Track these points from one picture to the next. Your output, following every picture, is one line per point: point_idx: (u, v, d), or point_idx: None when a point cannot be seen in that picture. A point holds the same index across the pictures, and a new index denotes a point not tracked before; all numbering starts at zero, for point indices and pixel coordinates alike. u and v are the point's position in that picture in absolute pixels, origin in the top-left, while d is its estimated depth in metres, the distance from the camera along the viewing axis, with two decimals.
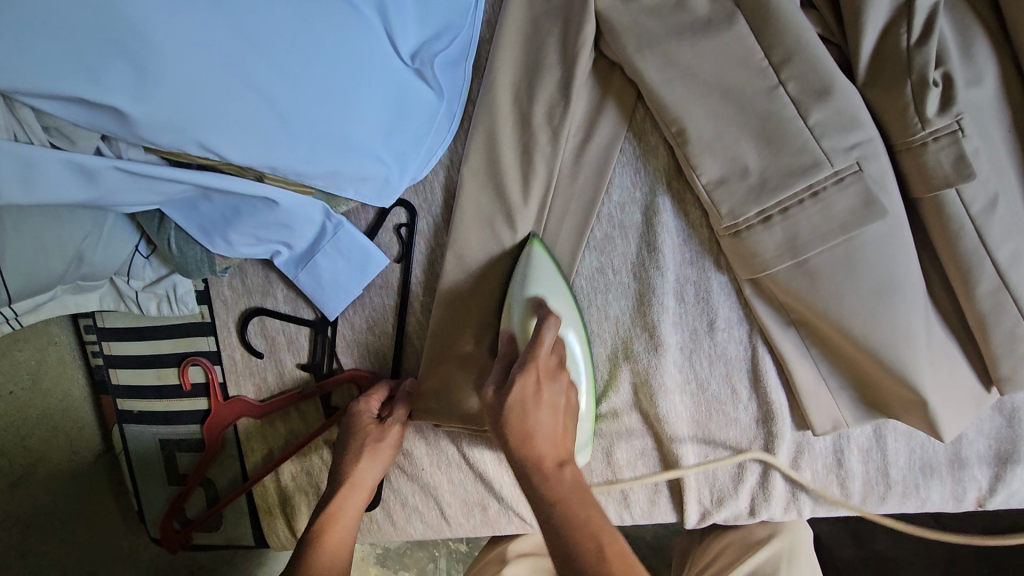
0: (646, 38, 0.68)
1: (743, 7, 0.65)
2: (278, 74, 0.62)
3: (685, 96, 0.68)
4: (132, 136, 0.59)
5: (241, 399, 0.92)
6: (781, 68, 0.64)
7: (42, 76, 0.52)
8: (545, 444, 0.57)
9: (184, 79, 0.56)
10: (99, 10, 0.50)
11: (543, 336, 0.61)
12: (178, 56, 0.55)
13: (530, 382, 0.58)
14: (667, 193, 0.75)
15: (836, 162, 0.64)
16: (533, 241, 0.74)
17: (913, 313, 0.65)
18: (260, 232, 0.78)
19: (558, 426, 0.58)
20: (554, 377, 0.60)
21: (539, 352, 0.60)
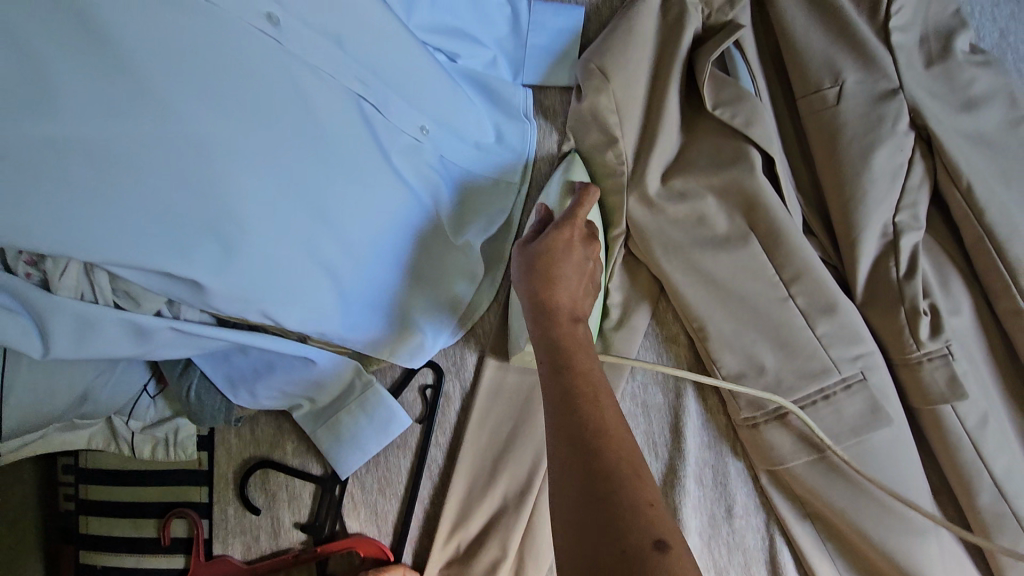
0: (671, 245, 0.78)
1: (755, 230, 0.75)
2: (343, 249, 0.68)
3: (702, 298, 0.77)
4: (200, 302, 0.60)
5: (224, 560, 0.86)
6: (790, 283, 0.74)
7: (130, 251, 0.53)
8: (565, 288, 0.59)
9: (264, 255, 0.60)
10: (205, 197, 0.55)
11: (588, 200, 0.65)
12: (263, 236, 0.59)
13: (565, 238, 0.62)
14: (689, 379, 0.80)
15: (843, 370, 0.71)
16: (574, 152, 0.84)
17: (923, 517, 0.69)
18: (288, 385, 0.78)
19: (579, 286, 0.61)
20: (586, 242, 0.63)
21: (578, 212, 0.64)
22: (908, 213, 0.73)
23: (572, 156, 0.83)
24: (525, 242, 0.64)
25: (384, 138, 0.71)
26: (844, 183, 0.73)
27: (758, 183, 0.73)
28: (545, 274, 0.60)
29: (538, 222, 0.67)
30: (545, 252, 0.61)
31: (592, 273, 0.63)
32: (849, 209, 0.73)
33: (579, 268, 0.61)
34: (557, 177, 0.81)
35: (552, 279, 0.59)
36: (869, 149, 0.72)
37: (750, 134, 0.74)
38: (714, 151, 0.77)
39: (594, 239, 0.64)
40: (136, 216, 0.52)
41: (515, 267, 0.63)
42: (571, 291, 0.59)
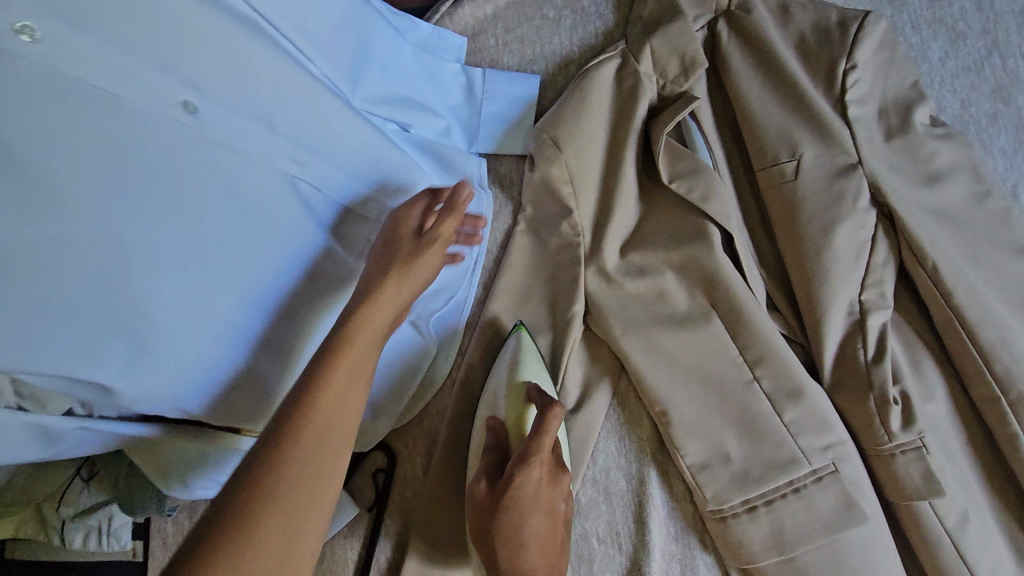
0: (630, 323, 0.74)
1: (717, 308, 0.72)
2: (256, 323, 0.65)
3: (665, 381, 0.72)
4: (110, 402, 0.57)
5: None
6: (754, 365, 0.70)
7: (31, 359, 0.49)
8: (534, 551, 0.58)
9: (179, 348, 0.57)
10: (114, 299, 0.51)
11: (549, 431, 0.60)
12: (176, 329, 0.56)
13: (530, 493, 0.59)
14: (653, 464, 0.75)
15: (814, 460, 0.67)
16: (520, 326, 0.76)
17: None
18: (221, 473, 0.74)
19: (550, 535, 0.59)
20: (553, 479, 0.61)
21: (541, 446, 0.59)
22: (874, 291, 0.70)
23: (519, 332, 0.75)
24: (486, 486, 0.61)
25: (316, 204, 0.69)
26: (807, 260, 0.70)
27: (717, 261, 0.71)
28: (509, 541, 0.58)
29: (495, 459, 0.64)
30: (508, 516, 0.58)
31: (560, 515, 0.61)
32: (812, 287, 0.70)
33: (546, 501, 0.60)
34: (506, 361, 0.73)
35: (517, 544, 0.58)
36: (829, 225, 0.70)
37: (708, 210, 0.72)
38: (672, 227, 0.75)
39: (559, 467, 0.63)
40: (35, 319, 0.47)
41: (472, 514, 0.61)
42: (540, 546, 0.58)
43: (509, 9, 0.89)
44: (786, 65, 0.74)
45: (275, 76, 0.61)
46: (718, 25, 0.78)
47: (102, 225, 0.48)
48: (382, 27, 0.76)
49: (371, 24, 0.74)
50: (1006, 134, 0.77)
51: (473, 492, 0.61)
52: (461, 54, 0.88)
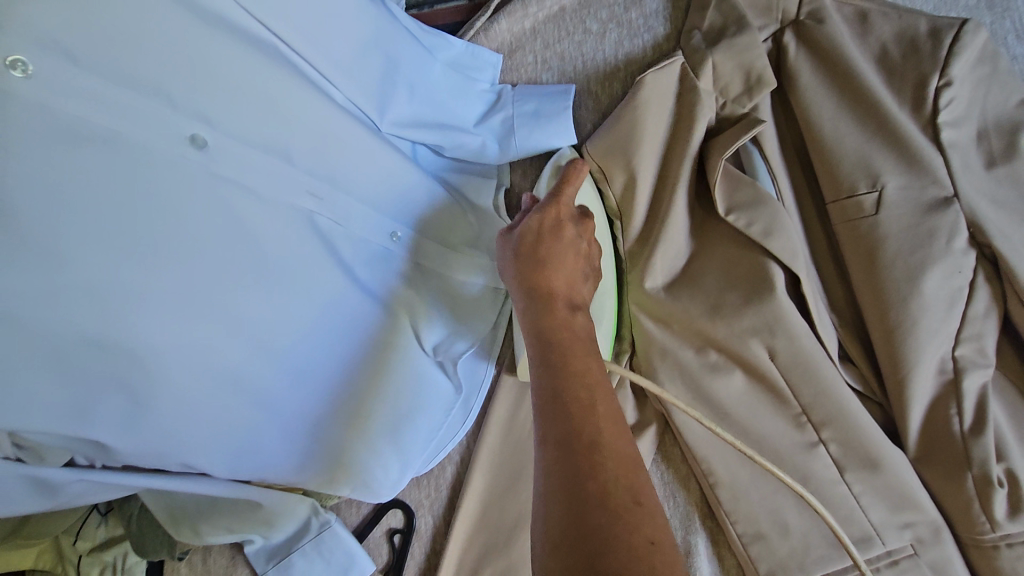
0: (676, 369, 0.66)
1: (779, 359, 0.62)
2: (255, 350, 0.56)
3: (713, 442, 0.64)
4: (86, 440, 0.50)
5: None
6: (820, 426, 0.61)
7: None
8: (559, 275, 0.53)
9: (152, 369, 0.49)
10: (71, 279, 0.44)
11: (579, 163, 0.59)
12: (153, 341, 0.48)
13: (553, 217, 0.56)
14: (702, 532, 0.66)
15: (889, 540, 0.58)
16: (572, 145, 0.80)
17: None
18: (235, 525, 0.68)
19: (578, 272, 0.54)
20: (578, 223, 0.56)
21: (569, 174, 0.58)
22: (972, 347, 0.59)
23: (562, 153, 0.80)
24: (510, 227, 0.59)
25: (326, 221, 0.59)
26: (889, 310, 0.60)
27: (780, 305, 0.62)
28: (533, 256, 0.53)
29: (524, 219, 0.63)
30: (539, 239, 0.54)
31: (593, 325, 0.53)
32: (895, 341, 0.60)
33: (575, 256, 0.54)
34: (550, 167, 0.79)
35: (540, 257, 0.53)
36: (918, 269, 0.60)
37: (768, 247, 0.63)
38: (726, 264, 0.67)
39: (587, 279, 0.56)
40: (19, 375, 0.44)
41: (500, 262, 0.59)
42: (566, 276, 0.53)
43: (548, 22, 0.82)
44: (864, 83, 0.65)
45: (291, 101, 0.55)
46: (785, 36, 0.69)
47: (111, 279, 0.46)
48: (410, 42, 0.67)
49: (399, 40, 0.66)
50: None
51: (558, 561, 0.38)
52: (495, 72, 0.80)
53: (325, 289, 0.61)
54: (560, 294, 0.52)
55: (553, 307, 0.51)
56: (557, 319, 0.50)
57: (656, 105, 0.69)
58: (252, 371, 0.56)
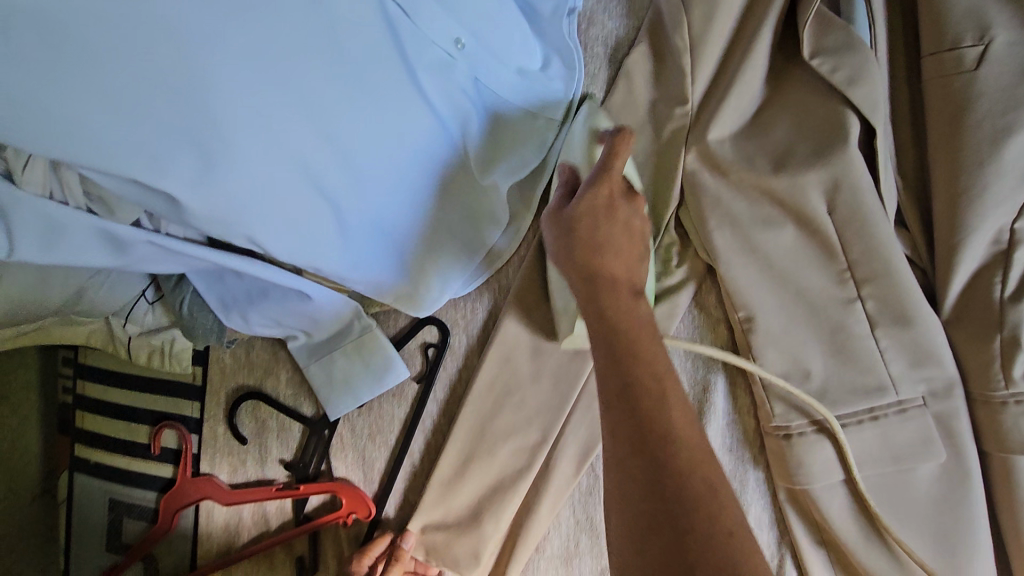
0: (728, 218, 0.66)
1: (836, 214, 0.62)
2: (320, 136, 0.55)
3: (756, 284, 0.66)
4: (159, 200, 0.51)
5: (208, 479, 0.82)
6: (862, 282, 0.62)
7: (70, 115, 0.43)
8: (614, 260, 0.50)
9: (221, 130, 0.48)
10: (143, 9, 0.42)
11: (621, 152, 0.51)
12: (221, 100, 0.47)
13: (607, 198, 0.51)
14: (722, 373, 0.70)
15: (901, 391, 0.62)
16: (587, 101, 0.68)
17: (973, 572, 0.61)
18: (282, 316, 0.72)
19: (632, 253, 0.51)
20: (628, 195, 0.52)
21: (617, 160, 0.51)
22: None
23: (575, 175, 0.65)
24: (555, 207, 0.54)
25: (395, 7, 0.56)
26: (962, 174, 0.59)
27: (850, 159, 0.60)
28: (588, 246, 0.51)
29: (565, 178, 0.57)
30: (587, 225, 0.51)
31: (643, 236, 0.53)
32: (959, 206, 0.59)
33: (630, 241, 0.51)
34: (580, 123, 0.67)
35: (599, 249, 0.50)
36: (1003, 134, 0.58)
37: (851, 96, 0.60)
38: (801, 114, 0.64)
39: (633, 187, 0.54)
40: (94, 105, 0.44)
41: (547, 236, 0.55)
42: (624, 263, 0.51)
43: None
44: None
45: None
46: None
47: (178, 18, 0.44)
48: None
49: None
50: None
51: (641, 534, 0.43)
52: None
53: (390, 86, 0.59)
54: (623, 280, 0.50)
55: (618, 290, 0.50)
56: (632, 320, 0.48)
57: None
58: (316, 159, 0.56)
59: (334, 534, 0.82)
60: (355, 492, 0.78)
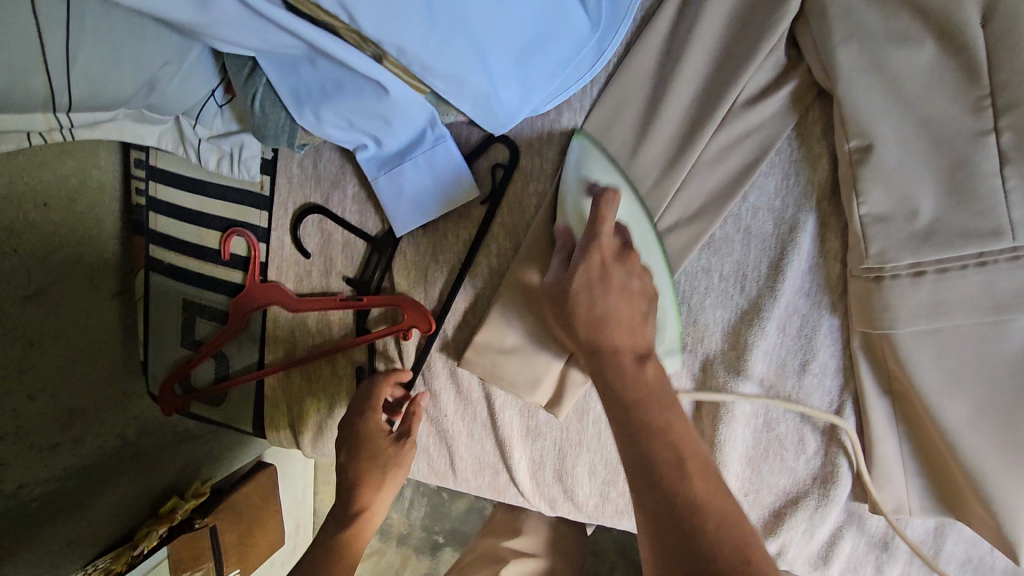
0: (855, 31, 0.59)
1: (989, 27, 0.55)
2: None
3: (875, 109, 0.59)
4: None
5: (275, 286, 0.85)
6: (1000, 112, 0.55)
7: None
8: (619, 330, 0.52)
9: None
10: None
11: (604, 216, 0.57)
12: None
13: (599, 262, 0.55)
14: (813, 213, 0.66)
15: (1020, 237, 0.56)
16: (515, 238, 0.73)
17: None
18: (356, 117, 0.70)
19: (633, 319, 0.53)
20: (621, 258, 0.56)
21: (601, 232, 0.56)
22: None
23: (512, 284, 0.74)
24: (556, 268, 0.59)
25: None
26: None
27: None
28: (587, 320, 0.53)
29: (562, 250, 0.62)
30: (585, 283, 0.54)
31: (643, 296, 0.55)
32: None
33: (629, 301, 0.53)
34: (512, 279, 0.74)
35: (596, 321, 0.53)
36: None
37: None
38: None
39: (628, 249, 0.57)
40: None
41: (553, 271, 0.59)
42: (626, 332, 0.52)
43: None
44: None
45: None
46: None
47: None
48: None
49: None
50: None
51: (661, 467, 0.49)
52: None
53: None
54: (626, 345, 0.52)
55: (621, 362, 0.51)
56: (623, 370, 0.51)
57: None
58: None
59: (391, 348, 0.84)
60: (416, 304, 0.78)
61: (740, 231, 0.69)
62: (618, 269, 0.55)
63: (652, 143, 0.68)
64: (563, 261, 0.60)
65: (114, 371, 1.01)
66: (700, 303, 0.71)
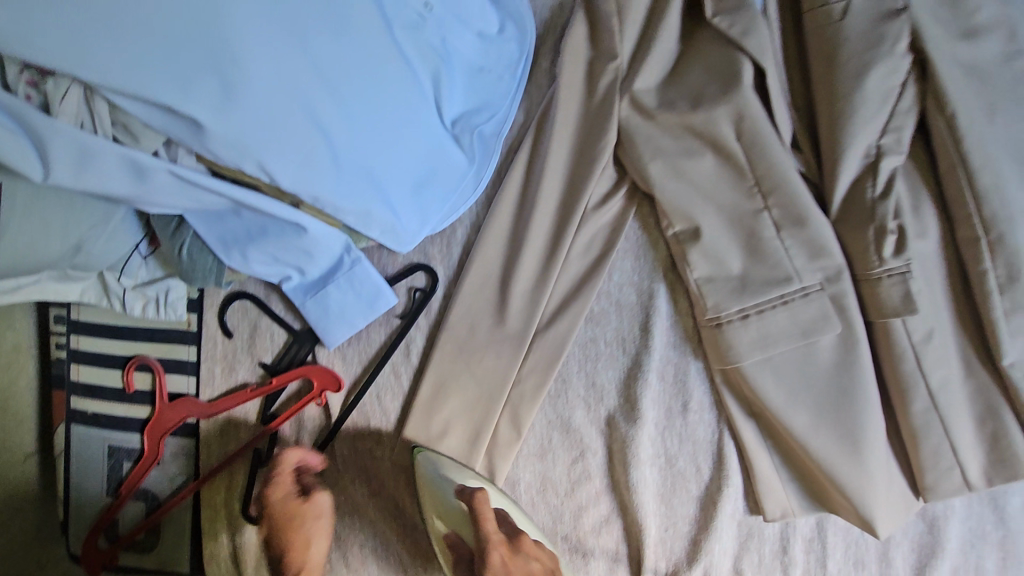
0: (657, 149, 0.79)
1: (741, 138, 0.76)
2: (321, 79, 0.64)
3: (684, 203, 0.78)
4: (195, 143, 0.62)
5: (184, 398, 0.89)
6: (767, 194, 0.76)
7: (120, 52, 0.54)
8: None
9: (238, 65, 0.57)
10: None
11: (485, 518, 0.77)
12: (241, 40, 0.57)
13: (499, 560, 0.76)
14: (664, 282, 0.83)
15: (804, 279, 0.76)
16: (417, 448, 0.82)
17: (870, 423, 0.75)
18: (279, 253, 0.80)
19: None
20: (512, 547, 0.77)
21: (487, 530, 0.76)
22: (892, 137, 0.75)
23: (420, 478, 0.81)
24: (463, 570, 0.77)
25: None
26: (837, 98, 0.74)
27: (742, 101, 0.74)
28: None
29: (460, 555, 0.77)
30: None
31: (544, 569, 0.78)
32: (835, 127, 0.75)
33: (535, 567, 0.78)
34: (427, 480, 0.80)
35: None
36: (864, 68, 0.73)
37: (744, 44, 0.74)
38: (709, 64, 0.77)
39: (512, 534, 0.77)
40: (135, 41, 0.54)
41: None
42: None
43: None
44: None
45: None
46: None
47: None
48: None
49: None
50: None
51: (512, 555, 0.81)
52: None
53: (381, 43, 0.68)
54: None
55: None
56: None
57: None
58: (319, 100, 0.64)
59: (320, 436, 0.90)
60: (328, 371, 0.86)
61: (614, 304, 0.84)
62: (518, 563, 0.77)
63: (530, 244, 0.84)
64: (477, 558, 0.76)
65: (29, 538, 0.96)
66: (594, 369, 0.85)
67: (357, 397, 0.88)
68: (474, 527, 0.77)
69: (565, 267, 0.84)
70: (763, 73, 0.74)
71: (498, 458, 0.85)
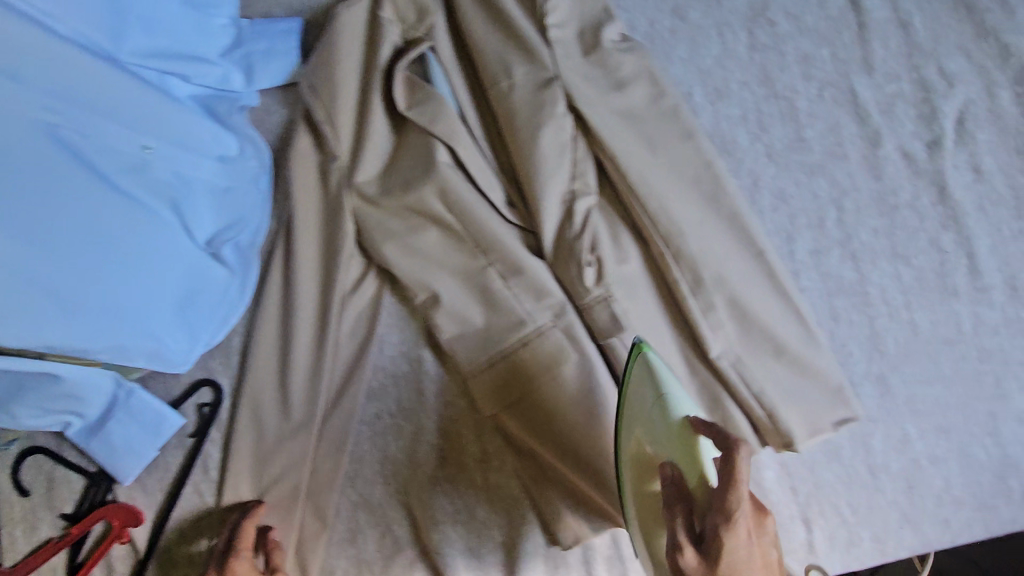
0: (387, 232, 0.87)
1: (450, 209, 0.85)
2: (29, 248, 0.66)
3: (419, 274, 0.86)
4: None
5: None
6: (487, 253, 0.85)
7: None
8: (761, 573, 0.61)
9: None
10: None
11: (742, 480, 0.60)
12: None
13: (745, 535, 0.60)
14: (427, 346, 0.89)
15: (537, 320, 0.84)
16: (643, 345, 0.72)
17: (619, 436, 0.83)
18: (48, 403, 0.82)
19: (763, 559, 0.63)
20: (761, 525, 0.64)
21: (740, 491, 0.60)
22: (580, 183, 0.86)
23: (640, 370, 0.72)
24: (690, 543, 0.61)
25: (96, 156, 0.73)
26: (523, 159, 0.85)
27: (441, 178, 0.84)
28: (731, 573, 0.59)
29: (682, 503, 0.64)
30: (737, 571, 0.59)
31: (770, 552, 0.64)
32: (528, 183, 0.85)
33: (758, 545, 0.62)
34: (641, 379, 0.71)
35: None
36: (536, 131, 0.84)
37: (433, 130, 0.84)
38: (414, 150, 0.87)
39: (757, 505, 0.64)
40: None
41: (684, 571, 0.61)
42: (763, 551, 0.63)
43: None
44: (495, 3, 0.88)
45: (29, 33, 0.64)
46: None
47: None
48: None
49: None
50: (681, 45, 0.91)
51: (680, 564, 0.61)
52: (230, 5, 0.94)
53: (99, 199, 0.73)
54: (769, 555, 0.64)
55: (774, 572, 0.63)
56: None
57: (341, 32, 0.88)
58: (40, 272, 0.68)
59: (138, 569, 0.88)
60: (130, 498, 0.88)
61: (389, 377, 0.89)
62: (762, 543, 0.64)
63: (300, 339, 0.89)
64: (687, 515, 0.63)
65: None
66: (383, 441, 0.89)
67: (163, 523, 0.89)
68: (722, 489, 0.61)
69: (337, 352, 0.90)
70: (455, 152, 0.84)
71: (309, 553, 0.87)
